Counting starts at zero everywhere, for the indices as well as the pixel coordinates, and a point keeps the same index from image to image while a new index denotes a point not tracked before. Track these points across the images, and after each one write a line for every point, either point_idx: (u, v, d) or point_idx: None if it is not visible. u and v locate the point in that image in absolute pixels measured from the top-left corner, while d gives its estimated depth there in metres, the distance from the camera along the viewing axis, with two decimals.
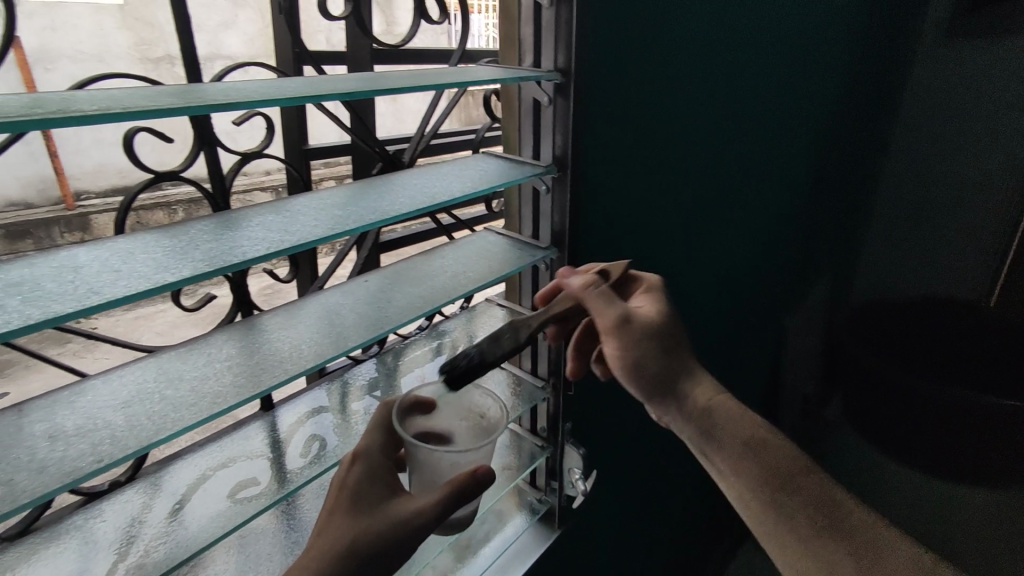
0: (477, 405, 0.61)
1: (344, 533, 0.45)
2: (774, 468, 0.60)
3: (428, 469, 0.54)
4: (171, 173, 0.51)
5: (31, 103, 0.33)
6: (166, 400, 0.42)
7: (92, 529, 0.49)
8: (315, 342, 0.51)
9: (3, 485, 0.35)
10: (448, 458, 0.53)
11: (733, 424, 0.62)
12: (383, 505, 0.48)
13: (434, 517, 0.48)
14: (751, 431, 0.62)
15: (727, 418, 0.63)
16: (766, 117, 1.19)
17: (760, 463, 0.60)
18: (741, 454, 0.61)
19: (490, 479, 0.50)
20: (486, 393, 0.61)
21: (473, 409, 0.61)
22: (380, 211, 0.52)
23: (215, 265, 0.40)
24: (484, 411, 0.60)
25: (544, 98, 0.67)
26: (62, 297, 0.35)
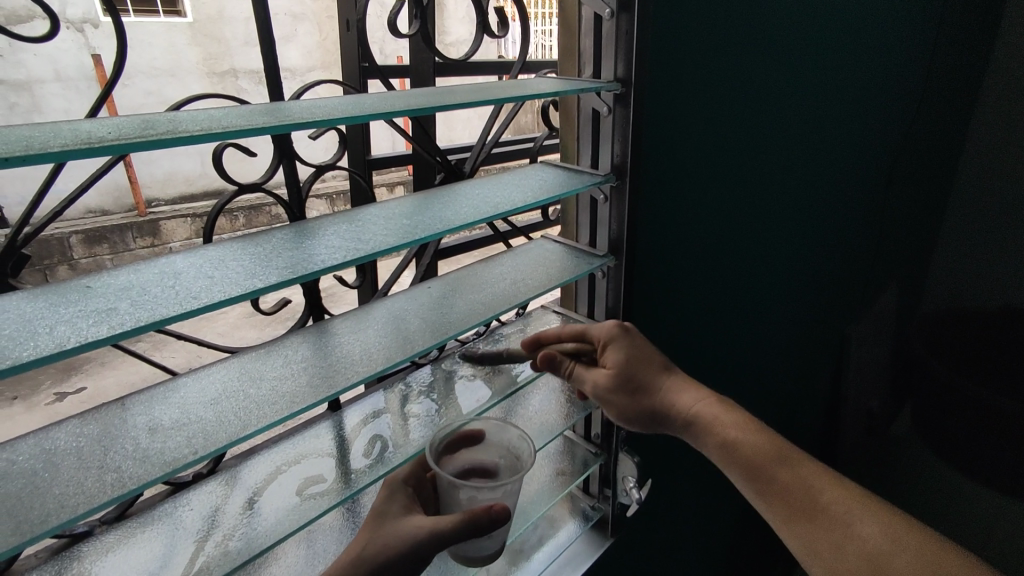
0: (515, 447, 0.66)
1: (361, 540, 0.54)
2: (758, 457, 0.64)
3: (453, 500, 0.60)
4: (254, 185, 0.55)
5: (141, 124, 0.36)
6: (250, 398, 0.45)
7: (177, 517, 0.52)
8: (383, 346, 0.53)
9: (112, 472, 0.38)
10: (466, 491, 0.59)
11: (716, 422, 0.67)
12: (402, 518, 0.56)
13: (435, 537, 0.54)
14: (757, 444, 0.65)
15: (710, 417, 0.67)
16: (830, 120, 1.15)
17: (745, 456, 0.65)
18: (726, 451, 0.66)
19: (500, 519, 0.55)
20: (524, 437, 0.65)
21: (510, 449, 0.66)
22: (446, 220, 0.54)
23: (297, 273, 0.43)
24: (519, 453, 0.65)
25: (604, 108, 0.68)
26: (167, 301, 0.38)
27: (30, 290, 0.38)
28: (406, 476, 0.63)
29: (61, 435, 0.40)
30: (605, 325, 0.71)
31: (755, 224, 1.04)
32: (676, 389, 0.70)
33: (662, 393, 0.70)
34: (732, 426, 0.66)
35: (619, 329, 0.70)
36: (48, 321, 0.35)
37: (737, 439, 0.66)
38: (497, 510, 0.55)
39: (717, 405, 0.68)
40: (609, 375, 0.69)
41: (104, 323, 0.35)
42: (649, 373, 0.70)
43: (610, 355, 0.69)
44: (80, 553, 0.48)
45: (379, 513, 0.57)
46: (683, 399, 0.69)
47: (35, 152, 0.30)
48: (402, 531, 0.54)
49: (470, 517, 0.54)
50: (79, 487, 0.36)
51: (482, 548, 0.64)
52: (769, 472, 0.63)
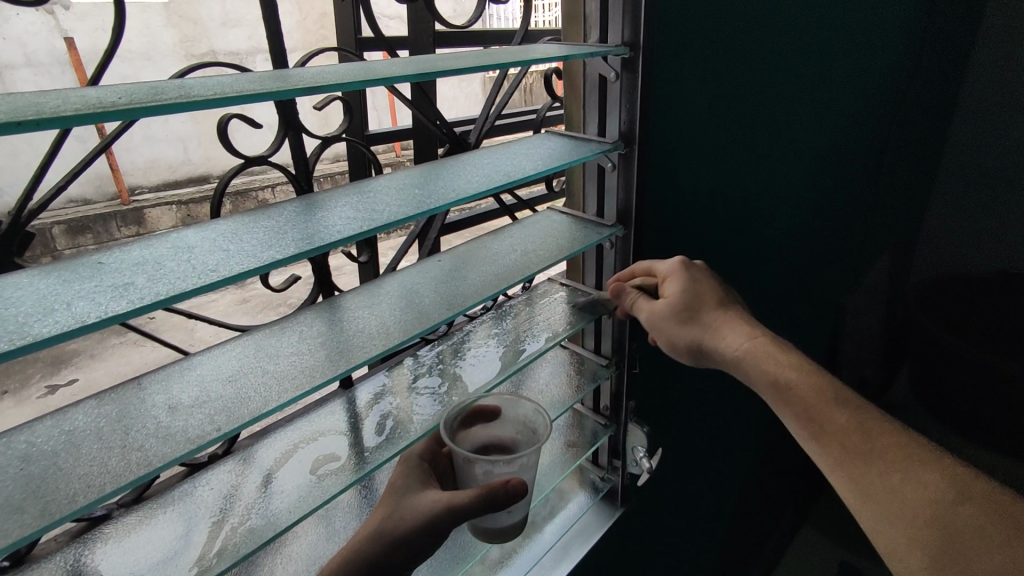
0: (529, 419, 0.66)
1: (374, 518, 0.54)
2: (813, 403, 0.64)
3: (469, 476, 0.60)
4: (260, 158, 0.53)
5: (150, 90, 0.35)
6: (268, 373, 0.44)
7: (195, 497, 0.51)
8: (399, 319, 0.52)
9: (134, 450, 0.37)
10: (481, 465, 0.60)
11: (768, 364, 0.67)
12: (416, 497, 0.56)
13: (453, 511, 0.53)
14: (815, 389, 0.65)
15: (762, 359, 0.67)
16: (829, 86, 1.15)
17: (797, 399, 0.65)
18: (778, 391, 0.66)
19: (519, 491, 0.54)
20: (537, 410, 0.65)
21: (526, 423, 0.66)
22: (459, 189, 0.53)
23: (314, 244, 0.41)
24: (534, 426, 0.65)
25: (611, 74, 0.66)
26: (185, 275, 0.36)
27: (41, 266, 0.37)
28: (421, 452, 0.62)
29: (78, 416, 0.39)
30: (667, 262, 0.72)
31: (757, 192, 1.04)
32: (724, 324, 0.69)
33: (712, 326, 0.70)
34: (788, 367, 0.66)
35: (682, 265, 0.71)
36: (63, 297, 0.34)
37: (792, 381, 0.66)
38: (512, 484, 0.54)
39: (772, 345, 0.68)
40: (666, 305, 0.69)
41: (122, 297, 0.34)
42: (702, 304, 0.70)
43: (669, 287, 0.70)
44: (101, 536, 0.48)
45: (393, 490, 0.57)
46: (735, 338, 0.68)
47: (47, 117, 0.29)
48: (416, 507, 0.54)
49: (485, 490, 0.53)
50: (103, 467, 0.36)
51: (503, 523, 0.64)
52: (828, 418, 0.63)
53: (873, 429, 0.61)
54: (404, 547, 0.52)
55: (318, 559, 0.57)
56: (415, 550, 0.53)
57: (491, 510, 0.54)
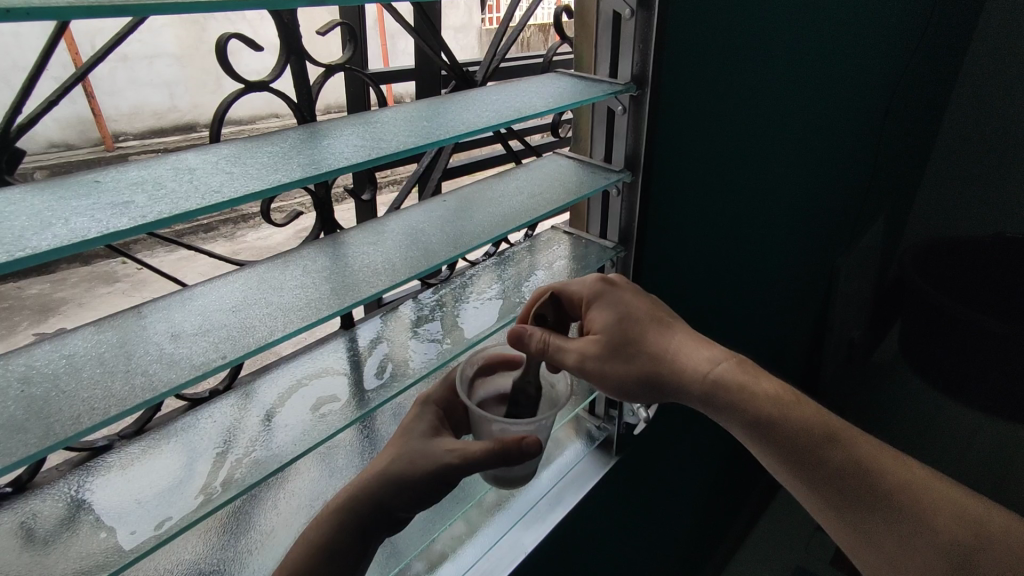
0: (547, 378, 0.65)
1: (384, 461, 0.53)
2: (793, 438, 0.62)
3: (483, 430, 0.58)
4: (261, 83, 0.51)
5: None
6: (274, 305, 0.43)
7: (197, 430, 0.51)
8: (404, 257, 0.51)
9: (139, 376, 0.36)
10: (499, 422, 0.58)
11: (729, 397, 0.64)
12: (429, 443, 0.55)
13: (467, 461, 0.53)
14: (803, 418, 0.62)
15: (730, 391, 0.64)
16: (841, 39, 1.12)
17: (786, 433, 0.62)
18: (771, 426, 0.63)
19: (534, 448, 0.53)
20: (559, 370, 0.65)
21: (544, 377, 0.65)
22: (468, 123, 0.51)
23: (320, 169, 0.40)
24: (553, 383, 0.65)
25: (626, 10, 0.63)
26: (188, 195, 0.35)
27: (34, 183, 0.35)
28: (438, 400, 0.61)
29: (79, 341, 0.38)
30: (586, 282, 0.65)
31: (763, 145, 1.02)
32: (691, 345, 0.65)
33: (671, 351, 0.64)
34: (768, 389, 0.64)
35: (604, 285, 0.65)
36: (61, 213, 0.32)
37: (782, 421, 0.63)
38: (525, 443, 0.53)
39: (737, 367, 0.65)
40: (596, 342, 0.62)
41: (122, 215, 0.32)
42: (632, 337, 0.64)
43: (597, 318, 0.64)
44: (103, 465, 0.47)
45: (404, 432, 0.57)
46: (698, 364, 0.64)
47: (39, 11, 0.27)
48: (430, 453, 0.53)
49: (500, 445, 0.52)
50: (107, 391, 0.35)
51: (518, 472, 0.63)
52: (822, 458, 0.61)
53: (812, 448, 0.61)
54: (411, 491, 0.53)
55: (318, 496, 0.57)
56: (419, 493, 0.54)
57: (503, 464, 0.53)
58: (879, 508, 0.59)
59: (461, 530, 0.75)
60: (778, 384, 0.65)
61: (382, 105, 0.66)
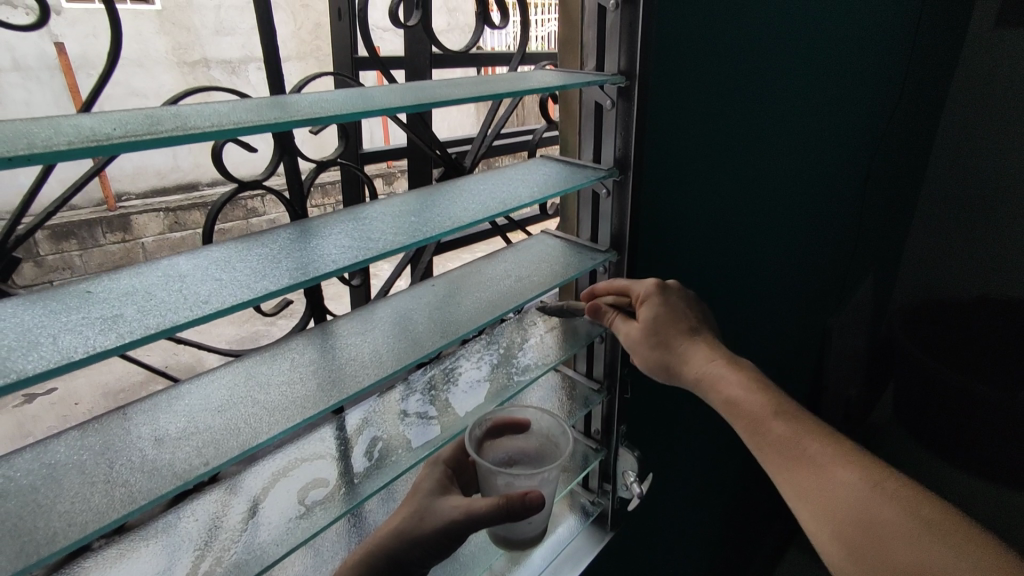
0: (555, 436, 0.67)
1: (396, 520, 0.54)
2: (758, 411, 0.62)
3: (489, 485, 0.61)
4: (256, 181, 0.53)
5: (145, 120, 0.34)
6: (260, 404, 0.44)
7: (178, 528, 0.50)
8: (391, 348, 0.52)
9: (119, 486, 0.36)
10: (503, 477, 0.60)
11: (718, 379, 0.65)
12: (439, 504, 0.56)
13: (473, 517, 0.53)
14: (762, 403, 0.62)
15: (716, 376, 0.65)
16: (817, 112, 1.16)
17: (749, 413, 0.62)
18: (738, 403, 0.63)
19: (537, 503, 0.54)
20: (565, 427, 0.66)
21: (550, 435, 0.67)
22: (454, 217, 0.53)
23: (307, 275, 0.41)
24: (559, 440, 0.66)
25: (607, 101, 0.66)
26: (177, 306, 0.36)
27: (26, 295, 0.36)
28: (448, 459, 0.63)
29: (60, 447, 0.38)
30: (644, 283, 0.70)
31: (746, 215, 1.04)
32: (694, 352, 0.68)
33: (684, 354, 0.68)
34: (734, 383, 0.64)
35: (657, 288, 0.69)
36: (51, 330, 0.33)
37: (739, 395, 0.63)
38: (529, 498, 0.53)
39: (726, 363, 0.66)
40: (641, 328, 0.68)
41: (109, 331, 0.33)
42: (672, 332, 0.68)
43: (643, 310, 0.68)
44: (81, 568, 0.47)
45: (415, 491, 0.58)
46: (696, 357, 0.67)
47: (39, 150, 0.28)
48: (439, 511, 0.55)
49: (503, 501, 0.53)
50: (85, 504, 0.35)
51: (522, 532, 0.65)
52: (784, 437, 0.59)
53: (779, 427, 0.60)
54: (420, 546, 0.54)
55: None
56: (425, 555, 0.55)
57: (507, 521, 0.53)
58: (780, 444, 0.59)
59: None
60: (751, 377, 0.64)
61: (373, 190, 0.68)
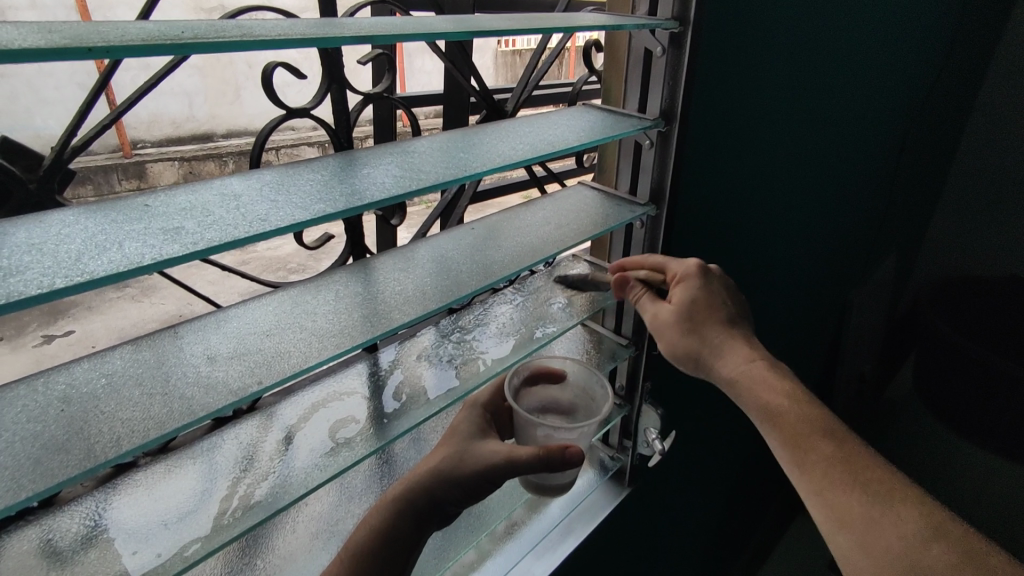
0: (592, 390, 0.67)
1: (438, 460, 0.55)
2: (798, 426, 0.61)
3: (527, 436, 0.61)
4: (303, 110, 0.52)
5: (211, 27, 0.33)
6: (308, 330, 0.44)
7: (221, 451, 0.51)
8: (435, 286, 0.52)
9: (176, 400, 0.36)
10: (542, 429, 0.60)
11: (758, 388, 0.64)
12: (479, 449, 0.56)
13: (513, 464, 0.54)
14: (805, 416, 0.61)
15: (754, 382, 0.64)
16: (860, 80, 1.13)
17: (784, 423, 0.62)
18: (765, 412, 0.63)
19: (577, 459, 0.55)
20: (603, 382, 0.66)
21: (585, 389, 0.67)
22: (502, 155, 0.52)
23: (361, 200, 0.40)
24: (594, 395, 0.67)
25: (657, 48, 0.64)
26: (237, 223, 0.35)
27: (87, 205, 0.36)
28: (484, 403, 0.63)
29: (116, 360, 0.39)
30: (686, 263, 0.69)
31: (779, 182, 1.01)
32: (728, 345, 0.67)
33: (715, 345, 0.67)
34: (779, 393, 0.63)
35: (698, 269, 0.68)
36: (115, 237, 0.33)
37: (782, 406, 0.62)
38: (570, 453, 0.55)
39: (767, 368, 0.65)
40: (670, 309, 0.67)
41: (174, 241, 0.33)
42: (706, 319, 0.67)
43: (679, 289, 0.67)
44: (127, 483, 0.48)
45: (451, 434, 0.59)
46: (735, 356, 0.66)
47: (116, 45, 0.28)
48: (477, 454, 0.55)
49: (545, 452, 0.54)
50: (146, 413, 0.35)
51: (556, 480, 0.66)
52: (813, 445, 0.59)
53: (832, 446, 0.59)
54: (458, 487, 0.54)
55: (337, 523, 0.57)
56: (462, 497, 0.55)
57: (547, 472, 0.54)
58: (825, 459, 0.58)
59: (473, 558, 0.75)
60: (789, 382, 0.64)
61: (414, 130, 0.66)
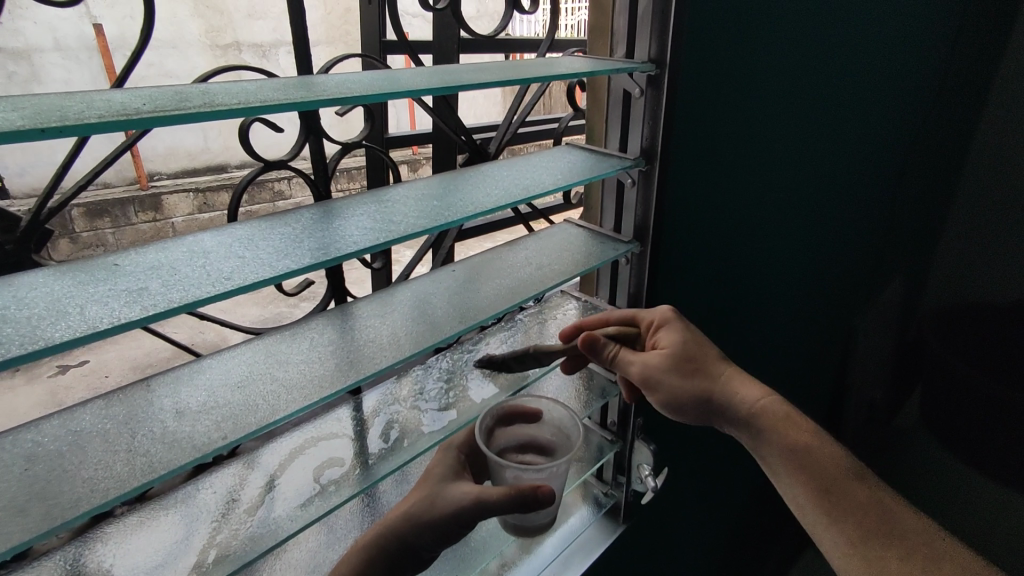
0: (567, 427, 0.66)
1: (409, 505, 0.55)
2: (822, 468, 0.63)
3: (499, 477, 0.60)
4: (280, 162, 0.53)
5: (176, 96, 0.35)
6: (278, 381, 0.44)
7: (200, 498, 0.52)
8: (410, 331, 0.52)
9: (140, 456, 0.37)
10: (513, 470, 0.59)
11: (778, 429, 0.66)
12: (449, 492, 0.55)
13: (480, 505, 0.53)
14: (825, 455, 0.64)
15: (773, 422, 0.66)
16: (851, 110, 1.13)
17: (805, 465, 0.63)
18: (785, 453, 0.65)
19: (549, 500, 0.54)
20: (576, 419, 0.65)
21: (562, 427, 0.67)
22: (476, 201, 0.53)
23: (329, 254, 0.41)
24: (571, 433, 0.66)
25: (635, 90, 0.65)
26: (200, 282, 0.36)
27: (58, 266, 0.37)
28: (460, 445, 0.63)
29: (86, 416, 0.39)
30: (658, 308, 0.70)
31: (768, 212, 1.01)
32: (737, 385, 0.68)
33: (723, 385, 0.68)
34: (800, 434, 0.65)
35: (674, 312, 0.70)
36: (78, 300, 0.34)
37: (808, 446, 0.64)
38: (542, 492, 0.54)
39: (782, 405, 0.67)
40: (660, 356, 0.67)
41: (135, 303, 0.34)
42: (707, 358, 0.69)
43: (664, 334, 0.68)
44: (106, 534, 0.49)
45: (427, 477, 0.58)
46: (746, 396, 0.67)
47: (75, 123, 0.29)
48: (448, 496, 0.54)
49: (515, 490, 0.53)
50: (108, 471, 0.35)
51: (533, 522, 0.65)
52: (837, 485, 0.62)
53: (862, 492, 0.61)
54: (430, 531, 0.53)
55: (318, 566, 0.57)
56: (434, 540, 0.54)
57: (519, 512, 0.53)
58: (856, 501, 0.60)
59: None
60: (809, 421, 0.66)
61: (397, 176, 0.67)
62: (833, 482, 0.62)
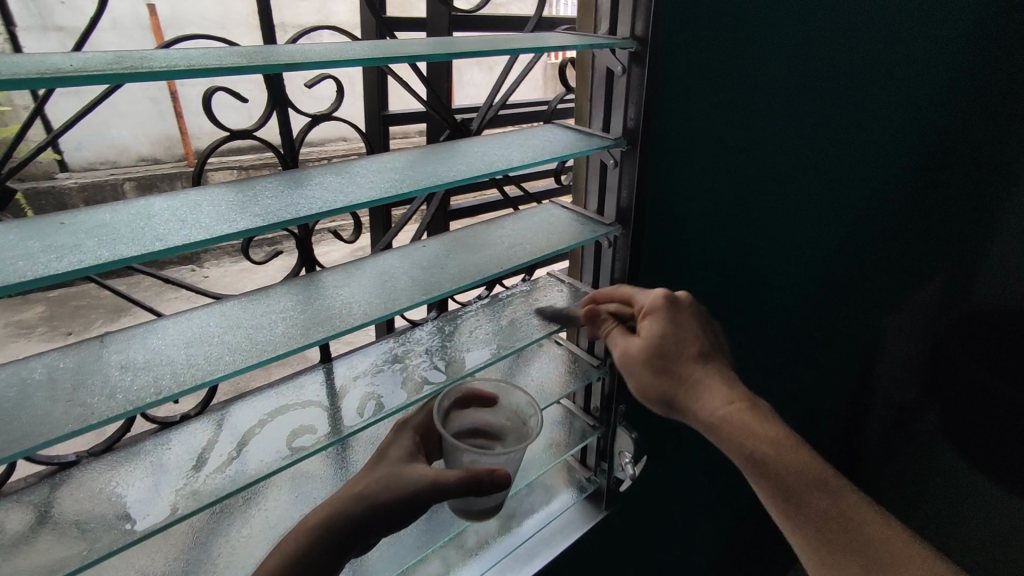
0: (523, 412, 0.67)
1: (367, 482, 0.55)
2: (788, 480, 0.58)
3: (453, 459, 0.61)
4: (244, 132, 0.55)
5: (112, 58, 0.36)
6: (226, 343, 0.46)
7: (166, 452, 0.54)
8: (366, 303, 0.53)
9: (77, 406, 0.39)
10: (468, 454, 0.60)
11: (743, 434, 0.61)
12: (405, 473, 0.56)
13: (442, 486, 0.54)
14: (794, 463, 0.59)
15: (738, 427, 0.61)
16: (888, 100, 1.04)
17: (770, 476, 0.59)
18: (751, 464, 0.60)
19: (504, 483, 0.56)
20: (532, 404, 0.66)
21: (519, 412, 0.67)
22: (438, 176, 0.53)
23: (269, 221, 0.42)
24: (527, 418, 0.66)
25: (617, 67, 0.63)
26: (134, 242, 0.38)
27: (8, 220, 0.39)
28: (416, 425, 0.63)
29: (39, 366, 0.42)
30: (650, 294, 0.66)
31: (782, 206, 0.95)
32: (705, 384, 0.64)
33: (692, 384, 0.64)
34: (766, 441, 0.60)
35: (665, 300, 0.65)
36: (14, 253, 0.35)
37: (775, 457, 0.59)
38: (496, 475, 0.55)
39: (749, 409, 0.62)
40: (639, 348, 0.65)
41: (64, 259, 0.35)
42: (678, 353, 0.64)
43: (646, 325, 0.65)
44: (75, 477, 0.52)
45: (381, 456, 0.59)
46: (710, 398, 0.63)
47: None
48: (407, 476, 0.55)
49: (471, 475, 0.54)
50: (45, 417, 0.38)
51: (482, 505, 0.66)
52: (802, 497, 0.58)
53: (831, 506, 0.57)
54: (384, 511, 0.54)
55: (278, 525, 0.59)
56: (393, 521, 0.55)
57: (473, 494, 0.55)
58: (823, 514, 0.57)
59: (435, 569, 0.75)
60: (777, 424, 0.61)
61: None
62: (801, 494, 0.58)
